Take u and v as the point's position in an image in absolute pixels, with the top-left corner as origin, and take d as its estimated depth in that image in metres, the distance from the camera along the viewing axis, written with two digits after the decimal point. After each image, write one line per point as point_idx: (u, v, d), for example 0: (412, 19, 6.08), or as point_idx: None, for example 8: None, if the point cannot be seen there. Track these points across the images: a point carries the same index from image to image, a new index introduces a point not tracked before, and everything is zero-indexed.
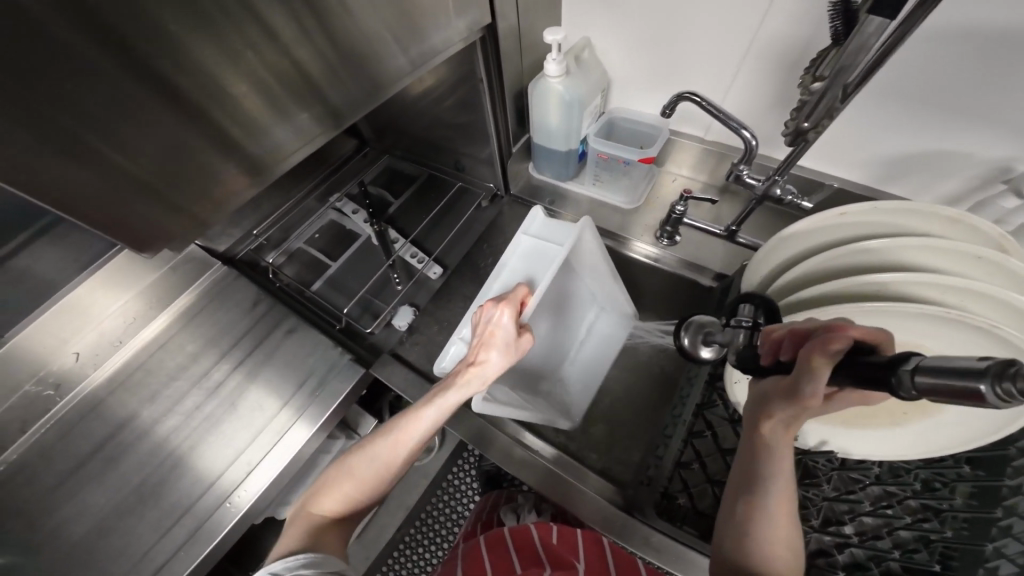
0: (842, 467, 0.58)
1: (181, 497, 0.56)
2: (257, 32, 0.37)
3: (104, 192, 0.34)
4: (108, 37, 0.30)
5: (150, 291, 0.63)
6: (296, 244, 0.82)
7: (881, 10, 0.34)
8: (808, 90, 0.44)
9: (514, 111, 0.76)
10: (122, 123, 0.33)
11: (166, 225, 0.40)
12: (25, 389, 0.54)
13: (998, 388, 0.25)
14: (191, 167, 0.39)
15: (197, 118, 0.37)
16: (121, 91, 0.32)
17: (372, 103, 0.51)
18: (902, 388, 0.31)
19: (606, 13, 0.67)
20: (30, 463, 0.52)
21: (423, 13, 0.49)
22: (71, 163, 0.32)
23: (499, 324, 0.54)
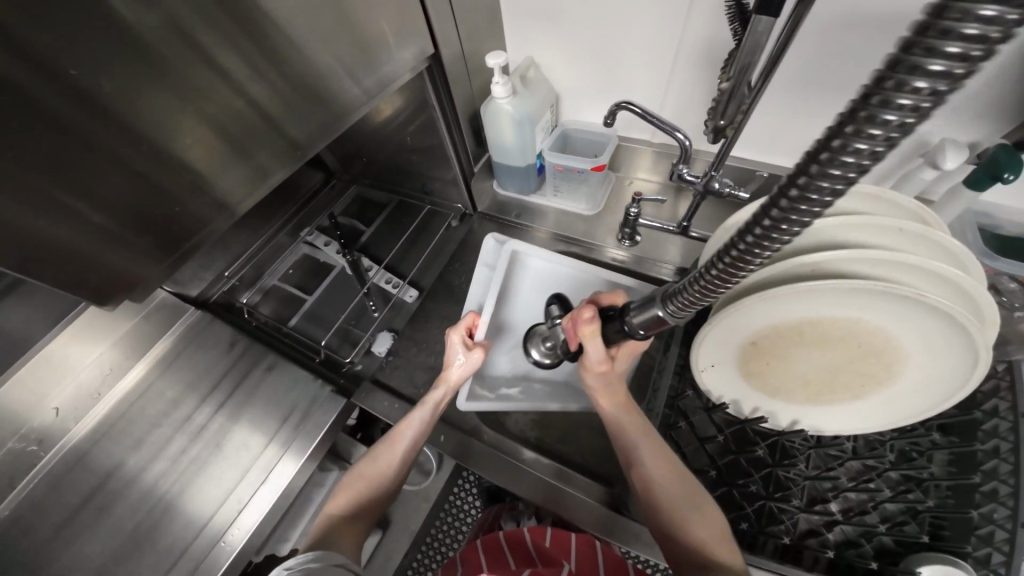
0: (818, 444, 0.57)
1: (175, 539, 0.56)
2: (209, 74, 0.38)
3: (62, 249, 0.35)
4: (58, 91, 0.31)
5: (128, 341, 0.63)
6: (270, 282, 0.83)
7: (768, 9, 0.37)
8: (720, 89, 0.47)
9: (470, 131, 0.79)
10: (79, 178, 0.34)
11: (133, 272, 0.41)
12: (8, 446, 0.53)
13: (669, 309, 0.35)
14: (146, 216, 0.40)
15: (151, 165, 0.38)
16: (74, 147, 0.33)
17: (331, 130, 0.53)
18: (634, 333, 0.41)
19: (545, 31, 0.70)
20: (24, 519, 0.51)
21: (371, 42, 0.52)
22: (29, 219, 0.32)
23: (453, 353, 0.62)
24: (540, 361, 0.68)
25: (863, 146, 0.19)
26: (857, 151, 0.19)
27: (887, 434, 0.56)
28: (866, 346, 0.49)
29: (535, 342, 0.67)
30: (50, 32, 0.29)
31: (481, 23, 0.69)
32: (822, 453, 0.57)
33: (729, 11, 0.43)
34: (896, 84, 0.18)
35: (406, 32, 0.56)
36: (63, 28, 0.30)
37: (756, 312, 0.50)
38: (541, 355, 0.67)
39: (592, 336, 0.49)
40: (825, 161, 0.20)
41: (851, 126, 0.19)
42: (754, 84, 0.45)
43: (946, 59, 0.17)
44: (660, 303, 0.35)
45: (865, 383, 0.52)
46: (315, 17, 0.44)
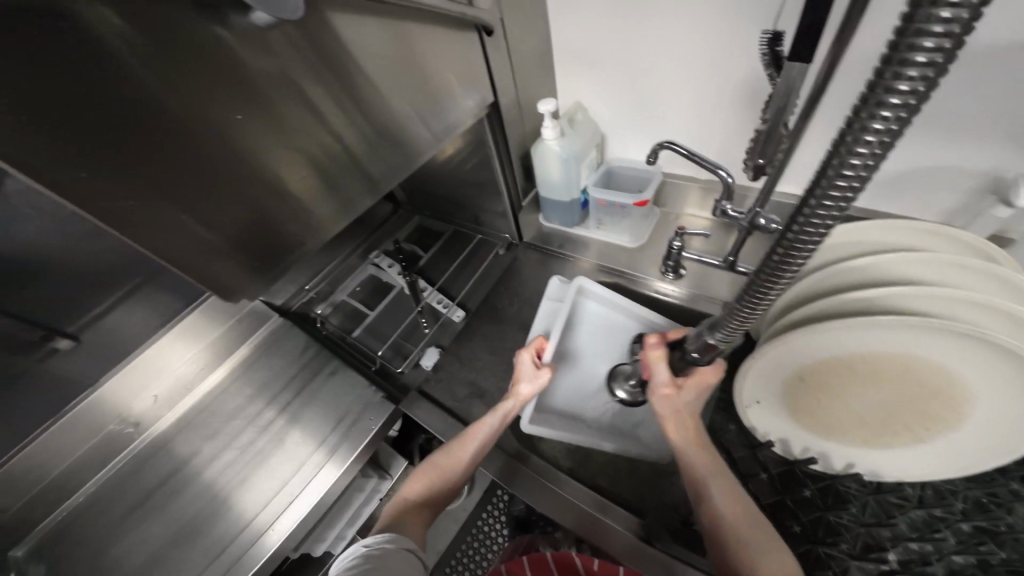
0: (878, 491, 0.53)
1: (220, 536, 0.62)
2: (314, 121, 0.49)
3: (201, 258, 0.45)
4: (210, 137, 0.41)
5: (213, 347, 0.75)
6: (340, 297, 0.93)
7: (798, 56, 0.40)
8: (756, 130, 0.49)
9: (521, 169, 0.87)
10: (216, 203, 0.44)
11: (243, 281, 0.51)
12: (108, 428, 0.67)
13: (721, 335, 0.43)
14: (263, 233, 0.50)
15: (266, 194, 0.48)
16: (215, 180, 0.43)
17: (405, 167, 0.63)
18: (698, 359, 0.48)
19: (595, 79, 0.77)
20: (102, 497, 0.64)
21: (439, 95, 0.62)
22: (175, 231, 0.42)
23: (521, 365, 0.66)
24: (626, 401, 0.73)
25: (873, 136, 0.24)
26: (849, 171, 0.25)
27: (961, 484, 0.53)
28: (925, 385, 0.47)
29: (619, 382, 0.73)
30: (209, 96, 0.40)
31: (536, 75, 0.78)
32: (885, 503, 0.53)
33: (765, 56, 0.46)
34: (889, 79, 0.23)
35: (467, 83, 0.65)
36: (214, 89, 0.40)
37: (802, 347, 0.49)
38: (627, 393, 0.73)
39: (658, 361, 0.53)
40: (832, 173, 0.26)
41: (838, 158, 0.25)
42: (790, 122, 0.46)
43: (933, 36, 0.21)
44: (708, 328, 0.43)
45: (926, 426, 0.49)
46: (396, 76, 0.55)
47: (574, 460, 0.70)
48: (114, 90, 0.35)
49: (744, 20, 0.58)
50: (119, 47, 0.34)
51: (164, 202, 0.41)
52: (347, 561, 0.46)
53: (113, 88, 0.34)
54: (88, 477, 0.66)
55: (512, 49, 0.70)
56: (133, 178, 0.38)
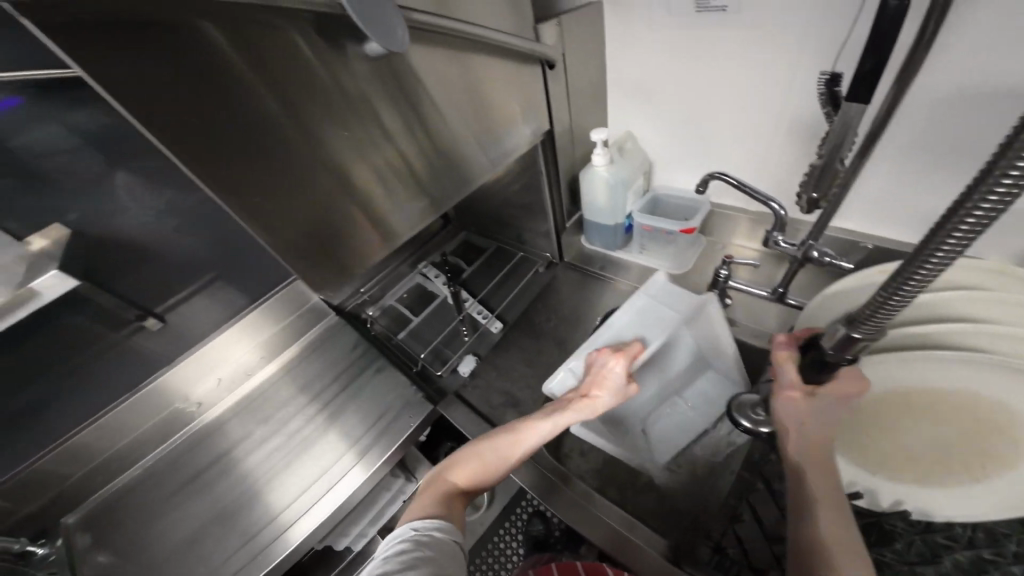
0: (926, 530, 0.54)
1: (247, 527, 0.67)
2: (389, 140, 0.55)
3: (294, 255, 0.53)
4: (307, 150, 0.48)
5: (264, 347, 0.85)
6: (389, 301, 0.99)
7: (856, 96, 0.42)
8: (811, 165, 0.51)
9: (568, 193, 0.91)
10: (310, 208, 0.52)
11: (327, 278, 0.58)
12: (173, 406, 0.78)
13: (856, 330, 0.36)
14: (343, 237, 0.57)
15: (348, 203, 0.55)
16: (309, 188, 0.51)
17: (465, 185, 0.68)
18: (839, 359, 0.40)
19: (647, 112, 0.82)
20: (165, 468, 0.75)
21: (500, 121, 0.68)
22: (276, 228, 0.50)
23: (612, 373, 0.60)
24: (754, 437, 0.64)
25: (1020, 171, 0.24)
26: (996, 198, 0.25)
27: (1012, 528, 0.54)
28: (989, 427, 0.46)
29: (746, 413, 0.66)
30: (309, 115, 0.47)
31: (590, 106, 0.83)
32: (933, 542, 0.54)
33: (821, 96, 0.49)
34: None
35: (529, 111, 0.71)
36: (303, 102, 0.46)
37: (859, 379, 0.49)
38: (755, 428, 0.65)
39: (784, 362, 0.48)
40: (942, 230, 0.27)
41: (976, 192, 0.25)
42: (846, 158, 0.48)
43: None
44: (844, 324, 0.37)
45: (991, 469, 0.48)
46: (462, 102, 0.61)
47: (602, 478, 0.71)
48: (233, 102, 0.42)
49: (800, 61, 0.60)
50: (241, 64, 0.41)
51: (271, 203, 0.48)
52: (396, 541, 0.48)
53: (229, 96, 0.41)
54: (145, 453, 0.76)
55: (570, 81, 0.75)
56: (233, 175, 0.44)
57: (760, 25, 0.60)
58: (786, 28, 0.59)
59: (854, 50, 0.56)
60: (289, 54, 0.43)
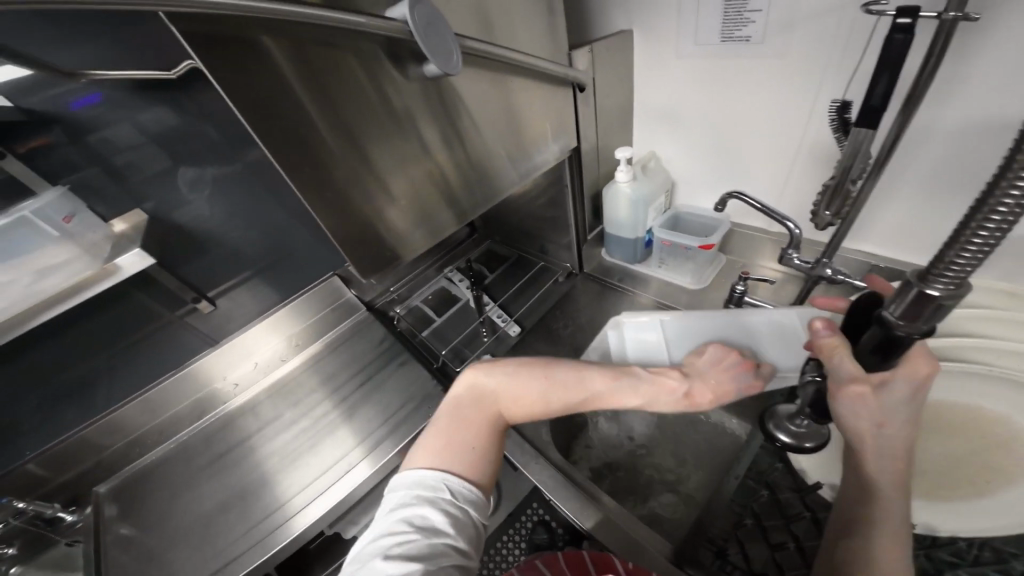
0: (934, 547, 0.52)
1: (260, 510, 0.71)
2: (428, 147, 0.61)
3: (357, 247, 0.59)
4: (362, 153, 0.55)
5: (292, 338, 0.91)
6: (415, 302, 1.03)
7: (864, 122, 0.46)
8: (823, 185, 0.54)
9: (591, 207, 0.95)
10: (368, 205, 0.58)
11: (380, 269, 0.64)
12: (213, 386, 0.85)
13: (945, 288, 0.31)
14: (390, 233, 0.63)
15: (396, 203, 0.61)
16: (368, 188, 0.57)
17: (495, 193, 0.73)
18: (913, 329, 0.35)
19: (670, 133, 0.86)
20: (196, 445, 0.81)
21: (532, 136, 0.73)
22: (342, 221, 0.56)
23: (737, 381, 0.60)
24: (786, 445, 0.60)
25: None
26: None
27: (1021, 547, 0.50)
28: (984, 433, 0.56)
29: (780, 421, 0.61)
30: (363, 123, 0.53)
31: (615, 126, 0.88)
32: (937, 560, 0.51)
33: (833, 122, 0.53)
34: None
35: (558, 128, 0.76)
36: (351, 109, 0.52)
37: None
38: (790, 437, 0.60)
39: (834, 353, 0.45)
40: (970, 228, 0.29)
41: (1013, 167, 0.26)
42: (858, 180, 0.51)
43: None
44: (916, 281, 0.33)
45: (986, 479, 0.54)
46: (497, 116, 0.66)
47: None
48: (305, 110, 0.48)
49: (820, 90, 0.64)
50: (299, 74, 0.46)
51: (339, 200, 0.55)
52: (431, 504, 0.45)
53: (287, 102, 0.46)
54: (177, 431, 0.83)
55: (598, 102, 0.80)
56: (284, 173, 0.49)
57: (781, 57, 0.64)
58: (805, 61, 0.63)
59: (864, 80, 0.60)
60: (341, 67, 0.49)
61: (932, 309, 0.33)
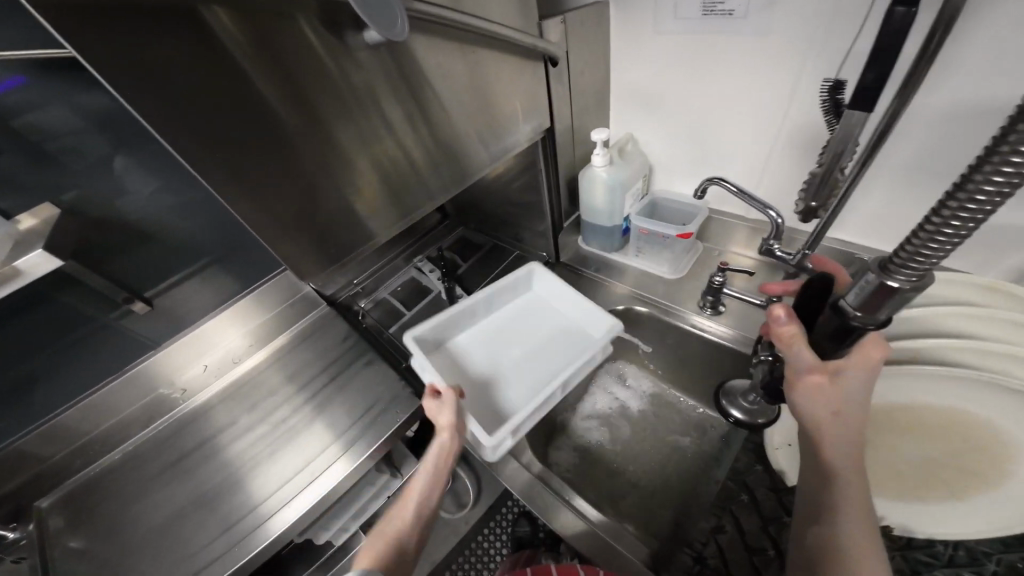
0: (906, 547, 0.56)
1: (232, 510, 0.67)
2: (388, 135, 0.54)
3: (287, 241, 0.52)
4: (308, 142, 0.48)
5: (252, 335, 0.84)
6: (382, 294, 0.99)
7: (862, 103, 0.42)
8: (812, 173, 0.50)
9: (567, 192, 0.90)
10: (307, 197, 0.51)
11: (312, 269, 0.57)
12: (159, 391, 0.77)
13: (903, 279, 0.34)
14: (341, 228, 0.57)
15: (345, 197, 0.55)
16: (309, 178, 0.50)
17: (460, 183, 0.67)
18: (873, 319, 0.38)
19: (646, 111, 0.81)
20: (145, 452, 0.74)
21: (500, 120, 0.67)
22: (273, 216, 0.49)
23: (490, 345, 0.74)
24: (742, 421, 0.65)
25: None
26: (1007, 171, 0.27)
27: (995, 547, 0.54)
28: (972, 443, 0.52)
29: (734, 399, 0.66)
30: (319, 107, 0.47)
31: (591, 106, 0.82)
32: (913, 559, 0.56)
33: (825, 103, 0.49)
34: None
35: (529, 109, 0.70)
36: (312, 87, 0.45)
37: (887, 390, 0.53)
38: (743, 413, 0.65)
39: (793, 341, 0.46)
40: (941, 218, 0.30)
41: (985, 168, 0.28)
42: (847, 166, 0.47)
43: None
44: (878, 272, 0.35)
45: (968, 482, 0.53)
46: (462, 100, 0.60)
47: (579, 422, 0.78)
48: (242, 87, 0.41)
49: (805, 70, 0.59)
50: (252, 49, 0.40)
51: (270, 190, 0.47)
52: None
53: (236, 82, 0.41)
54: (130, 434, 0.76)
55: (573, 81, 0.75)
56: (238, 165, 0.44)
57: (767, 34, 0.60)
58: (792, 36, 0.58)
59: (857, 58, 0.55)
60: (297, 40, 0.42)
61: (892, 299, 0.36)
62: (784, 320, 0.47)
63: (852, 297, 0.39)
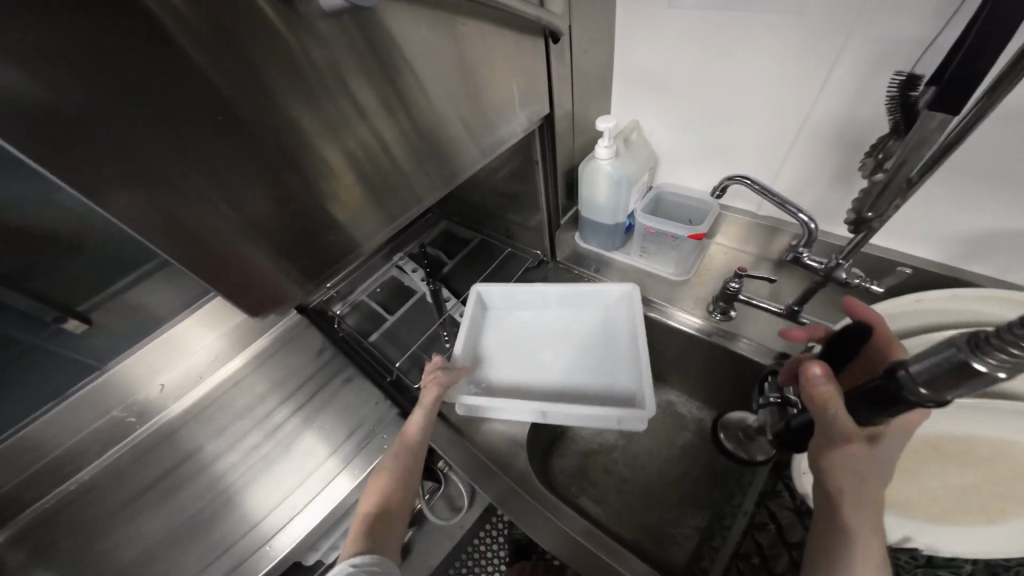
0: (928, 565, 0.55)
1: (225, 533, 0.63)
2: (366, 129, 0.45)
3: (242, 265, 0.43)
4: (265, 139, 0.38)
5: (228, 335, 0.78)
6: (359, 297, 0.89)
7: (944, 105, 0.38)
8: (872, 180, 0.48)
9: (564, 185, 0.83)
10: (266, 208, 0.42)
11: (277, 295, 0.48)
12: (112, 414, 0.69)
13: (992, 363, 0.25)
14: (307, 247, 0.47)
15: (318, 205, 0.46)
16: (265, 183, 0.40)
17: (450, 179, 0.59)
18: (935, 396, 0.30)
19: (655, 96, 0.73)
20: (99, 483, 0.65)
21: (494, 107, 0.58)
22: (216, 233, 0.39)
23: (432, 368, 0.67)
24: (733, 454, 0.68)
25: None
26: None
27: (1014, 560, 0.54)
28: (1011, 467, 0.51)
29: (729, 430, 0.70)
30: (282, 98, 0.38)
31: (592, 89, 0.74)
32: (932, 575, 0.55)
33: (894, 101, 0.45)
34: None
35: (526, 93, 0.62)
36: (272, 75, 0.36)
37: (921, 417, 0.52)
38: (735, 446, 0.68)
39: (827, 403, 0.40)
40: None
41: None
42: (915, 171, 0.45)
43: None
44: (959, 351, 0.27)
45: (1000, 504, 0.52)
46: (452, 85, 0.51)
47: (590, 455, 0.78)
48: (175, 69, 0.31)
49: (840, 53, 0.53)
50: (188, 23, 0.31)
51: (216, 202, 0.38)
52: None
53: (165, 62, 0.31)
54: (86, 464, 0.67)
55: (575, 60, 0.66)
56: (172, 170, 0.34)
57: (797, 12, 0.53)
58: (828, 12, 0.51)
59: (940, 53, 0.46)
60: (249, 12, 0.33)
61: (972, 383, 0.27)
62: (818, 378, 0.41)
63: (915, 363, 0.32)
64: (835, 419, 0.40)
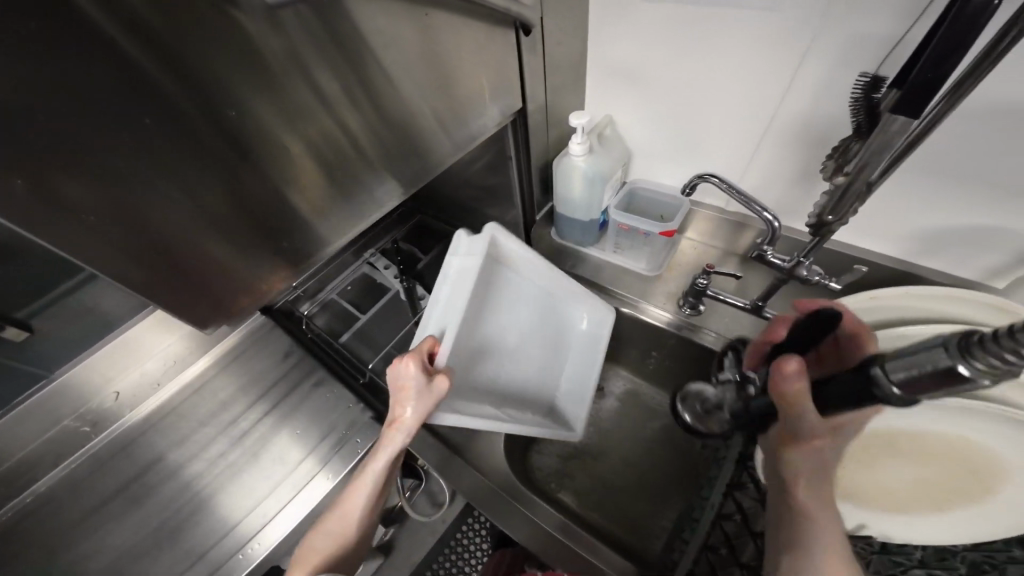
0: (882, 551, 0.61)
1: (199, 541, 0.61)
2: (332, 122, 0.43)
3: (195, 276, 0.40)
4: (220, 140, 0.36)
5: (193, 335, 0.74)
6: (330, 295, 0.84)
7: (905, 110, 0.39)
8: (834, 182, 0.49)
9: (538, 179, 0.82)
10: (221, 213, 0.39)
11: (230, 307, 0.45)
12: (64, 424, 0.66)
13: (974, 368, 0.24)
14: (269, 251, 0.45)
15: (280, 205, 0.43)
16: (220, 187, 0.38)
17: (422, 175, 0.57)
18: (902, 395, 0.29)
19: (630, 91, 0.73)
20: (54, 496, 0.62)
21: (465, 102, 0.57)
22: (166, 245, 0.37)
23: (408, 377, 0.51)
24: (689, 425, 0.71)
25: None
26: None
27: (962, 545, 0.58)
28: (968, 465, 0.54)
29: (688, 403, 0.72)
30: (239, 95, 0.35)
31: (566, 82, 0.72)
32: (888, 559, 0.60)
33: (858, 104, 0.46)
34: None
35: (499, 87, 0.60)
36: (225, 70, 0.33)
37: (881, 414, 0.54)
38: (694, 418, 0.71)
39: (799, 400, 0.41)
40: None
41: None
42: (876, 171, 0.46)
43: None
44: (944, 354, 0.25)
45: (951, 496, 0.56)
46: (422, 76, 0.49)
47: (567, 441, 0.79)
48: (111, 66, 0.28)
49: (808, 51, 0.54)
50: (117, 16, 0.27)
51: (168, 209, 0.35)
52: None
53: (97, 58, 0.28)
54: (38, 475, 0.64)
55: (547, 53, 0.65)
56: (114, 177, 0.32)
57: (768, 8, 0.53)
58: (798, 9, 0.52)
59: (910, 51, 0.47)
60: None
61: (949, 388, 0.26)
62: (795, 377, 0.41)
63: (887, 363, 0.30)
64: (806, 415, 0.42)
